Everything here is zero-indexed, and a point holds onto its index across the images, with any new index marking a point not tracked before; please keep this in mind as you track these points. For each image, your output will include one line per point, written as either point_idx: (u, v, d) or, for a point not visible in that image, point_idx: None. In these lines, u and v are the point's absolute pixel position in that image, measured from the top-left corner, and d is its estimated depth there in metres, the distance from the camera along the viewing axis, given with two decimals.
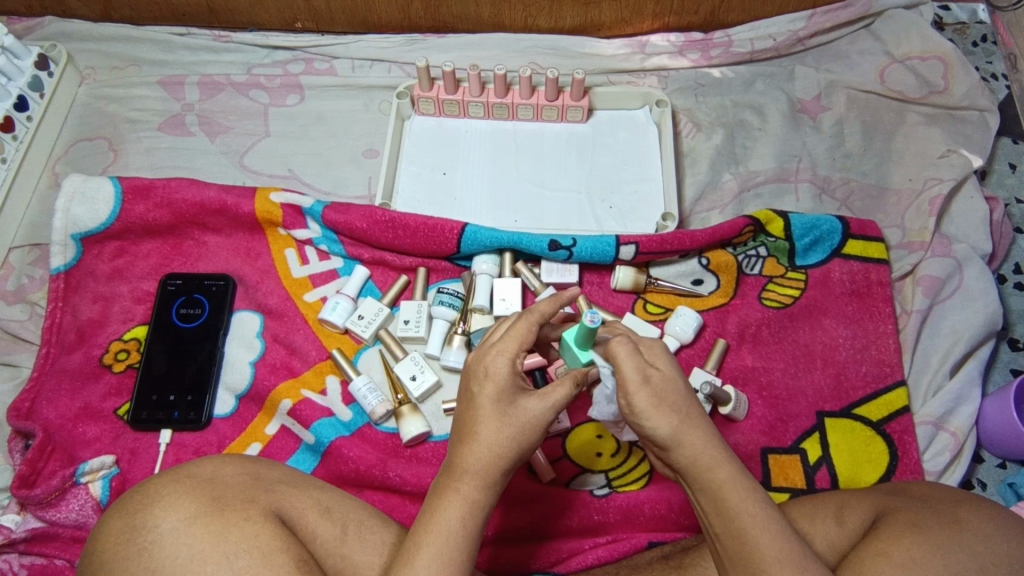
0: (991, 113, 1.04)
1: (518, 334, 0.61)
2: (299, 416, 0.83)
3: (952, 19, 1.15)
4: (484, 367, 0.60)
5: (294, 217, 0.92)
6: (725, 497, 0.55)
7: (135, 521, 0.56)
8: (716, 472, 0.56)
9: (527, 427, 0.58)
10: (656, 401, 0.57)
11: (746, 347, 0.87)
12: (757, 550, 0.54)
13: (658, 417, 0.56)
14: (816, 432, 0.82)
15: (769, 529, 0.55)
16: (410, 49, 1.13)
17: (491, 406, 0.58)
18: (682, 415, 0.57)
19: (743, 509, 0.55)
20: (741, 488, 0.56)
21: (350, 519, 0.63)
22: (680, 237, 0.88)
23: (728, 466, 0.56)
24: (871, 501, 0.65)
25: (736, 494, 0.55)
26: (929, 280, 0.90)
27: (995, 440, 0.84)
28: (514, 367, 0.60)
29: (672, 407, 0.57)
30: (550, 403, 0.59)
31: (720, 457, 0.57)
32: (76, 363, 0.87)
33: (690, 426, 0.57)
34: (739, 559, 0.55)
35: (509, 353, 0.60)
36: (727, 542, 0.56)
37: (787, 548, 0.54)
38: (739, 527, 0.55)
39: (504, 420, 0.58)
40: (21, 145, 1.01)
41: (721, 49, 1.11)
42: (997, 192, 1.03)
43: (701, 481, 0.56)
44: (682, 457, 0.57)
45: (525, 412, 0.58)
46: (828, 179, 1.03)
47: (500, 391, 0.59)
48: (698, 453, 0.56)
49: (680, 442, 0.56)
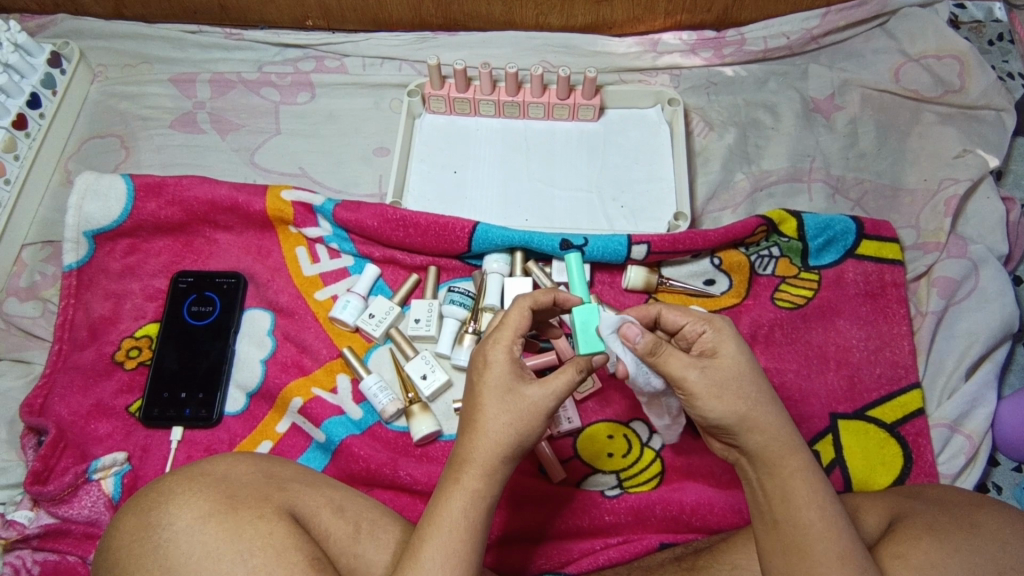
0: (1008, 113, 1.02)
1: (511, 322, 0.60)
2: (310, 414, 0.83)
3: (967, 17, 1.14)
4: (483, 357, 0.60)
5: (305, 216, 0.92)
6: (794, 484, 0.56)
7: (150, 520, 0.56)
8: (787, 459, 0.57)
9: (526, 414, 0.58)
10: (718, 391, 0.57)
11: (759, 347, 0.86)
12: (818, 543, 0.54)
13: (720, 405, 0.57)
14: (829, 434, 0.81)
15: (831, 521, 0.55)
16: (420, 47, 1.13)
17: (490, 393, 0.58)
18: (749, 402, 0.57)
19: (810, 499, 0.56)
20: (810, 479, 0.56)
21: (362, 517, 0.63)
22: (693, 237, 0.87)
23: (801, 455, 0.57)
24: (887, 503, 0.64)
25: (804, 483, 0.56)
26: (945, 282, 0.89)
27: (1011, 443, 0.84)
28: (511, 355, 0.60)
29: (735, 395, 0.57)
30: (551, 390, 0.58)
31: (792, 446, 0.57)
32: (88, 360, 0.87)
33: (759, 413, 0.57)
34: (793, 547, 0.55)
35: (505, 342, 0.60)
36: (785, 530, 0.56)
37: (846, 543, 0.55)
38: (803, 515, 0.55)
39: (503, 406, 0.58)
40: (34, 143, 1.02)
41: (733, 47, 1.11)
42: (1013, 192, 1.02)
43: (771, 466, 0.57)
44: (750, 441, 0.58)
45: (525, 399, 0.58)
46: (842, 178, 1.02)
47: (498, 378, 0.58)
48: (769, 439, 0.57)
49: (749, 428, 0.57)
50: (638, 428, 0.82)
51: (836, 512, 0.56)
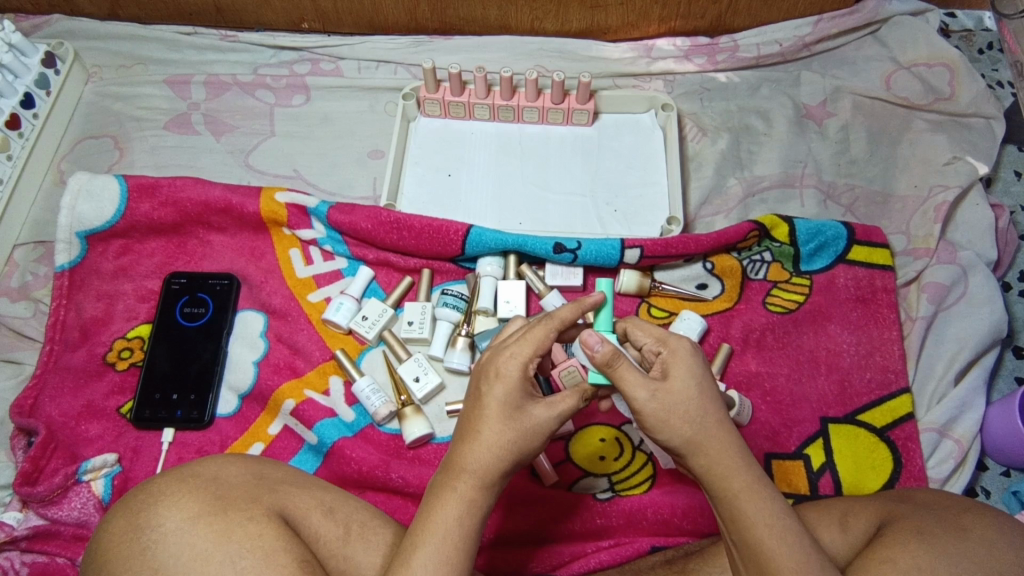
0: (997, 121, 1.04)
1: (534, 339, 0.59)
2: (302, 416, 0.83)
3: (957, 26, 1.15)
4: (495, 367, 0.59)
5: (299, 217, 0.91)
6: (740, 505, 0.56)
7: (139, 521, 0.56)
8: (732, 480, 0.56)
9: (531, 433, 0.58)
10: (666, 414, 0.57)
11: (750, 352, 0.87)
12: (770, 560, 0.54)
13: (669, 428, 0.57)
14: (819, 438, 0.82)
15: (783, 538, 0.54)
16: (416, 51, 1.13)
17: (498, 408, 0.58)
18: (695, 426, 0.57)
19: (758, 518, 0.55)
20: (757, 498, 0.56)
21: (352, 519, 0.63)
22: (685, 241, 0.88)
23: (747, 473, 0.57)
24: (876, 508, 0.64)
25: (751, 503, 0.56)
26: (934, 287, 0.90)
27: (999, 448, 0.84)
28: (525, 372, 0.59)
29: (683, 419, 0.57)
30: (557, 412, 0.59)
31: (736, 466, 0.57)
32: (79, 361, 0.87)
33: (706, 436, 0.57)
34: (751, 566, 0.55)
35: (523, 357, 0.59)
36: (741, 549, 0.56)
37: (799, 558, 0.54)
38: (751, 534, 0.55)
39: (508, 423, 0.57)
40: (27, 143, 1.02)
41: (727, 54, 1.11)
42: (1002, 199, 1.03)
43: (718, 489, 0.57)
44: (697, 465, 0.58)
45: (531, 418, 0.58)
46: (833, 185, 1.03)
47: (509, 394, 0.58)
48: (713, 462, 0.57)
49: (693, 451, 0.57)
50: (630, 431, 0.82)
51: (787, 527, 0.55)
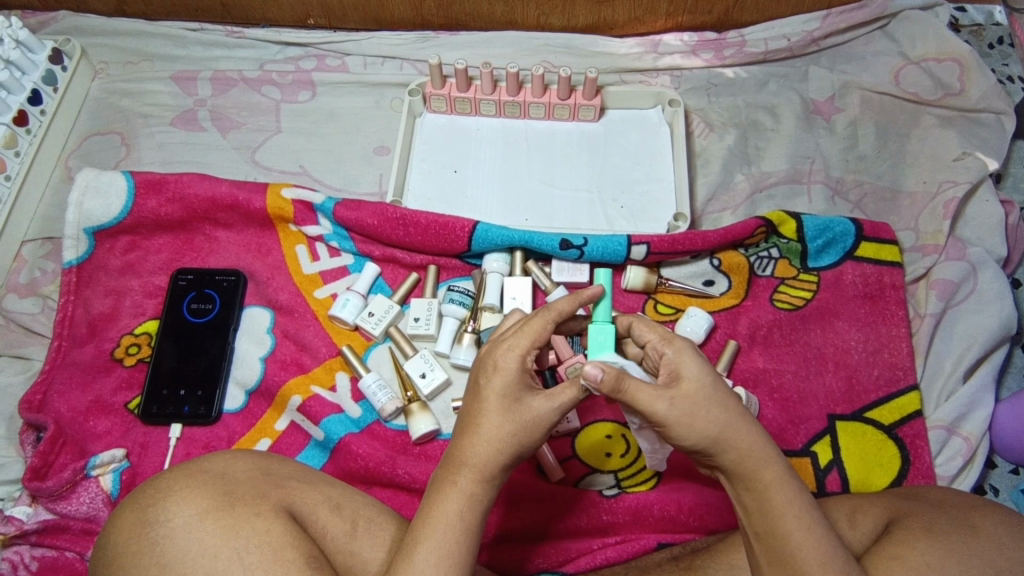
0: (1007, 116, 1.03)
1: (531, 330, 0.60)
2: (308, 412, 0.83)
3: (968, 20, 1.14)
4: (493, 360, 0.59)
5: (306, 213, 0.92)
6: (771, 497, 0.56)
7: (148, 516, 0.56)
8: (762, 473, 0.56)
9: (531, 425, 0.58)
10: (689, 417, 0.56)
11: (757, 348, 0.87)
12: (800, 552, 0.55)
13: (693, 432, 0.56)
14: (827, 435, 0.82)
15: (811, 529, 0.55)
16: (422, 46, 1.13)
17: (496, 400, 0.57)
18: (720, 424, 0.56)
19: (789, 510, 0.56)
20: (787, 489, 0.56)
21: (359, 515, 0.63)
22: (692, 237, 0.88)
23: (776, 465, 0.57)
24: (884, 505, 0.64)
25: (782, 494, 0.56)
26: (943, 284, 0.89)
27: (1008, 445, 0.84)
28: (523, 363, 0.59)
29: (707, 420, 0.56)
30: (556, 403, 0.58)
31: (766, 458, 0.57)
32: (87, 356, 0.88)
33: (733, 433, 0.56)
34: (779, 559, 0.56)
35: (520, 348, 0.59)
36: (769, 542, 0.56)
37: (827, 550, 0.55)
38: (781, 526, 0.55)
39: (507, 415, 0.57)
40: (35, 139, 1.02)
41: (734, 49, 1.11)
42: (1012, 196, 1.02)
43: (747, 482, 0.57)
44: (726, 460, 0.57)
45: (530, 410, 0.58)
46: (841, 181, 1.03)
47: (507, 386, 0.58)
48: (742, 457, 0.56)
49: (722, 448, 0.56)
50: None
51: (815, 518, 0.56)
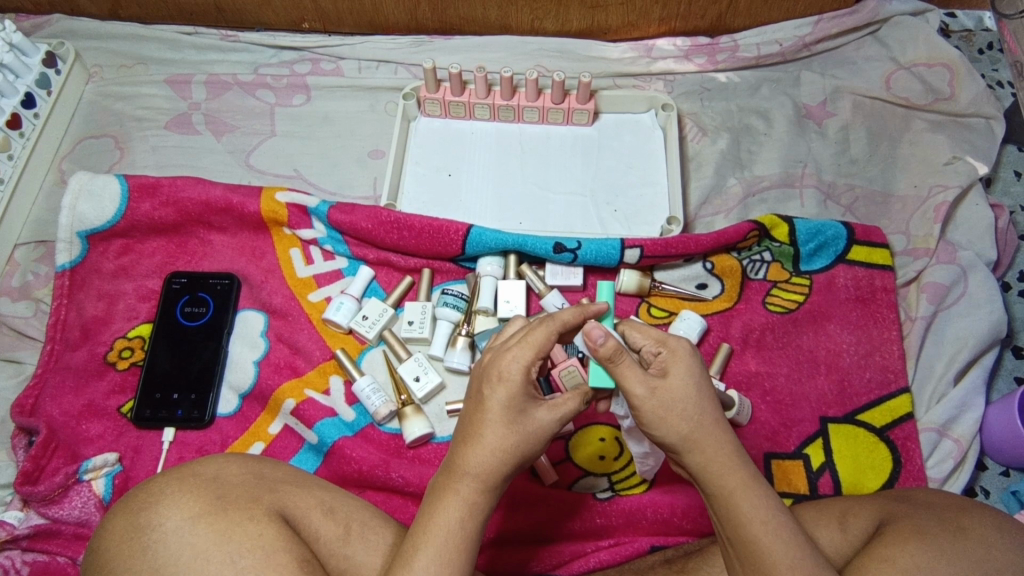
0: (997, 121, 1.04)
1: (536, 342, 0.59)
2: (302, 416, 0.83)
3: (957, 26, 1.15)
4: (498, 370, 0.58)
5: (300, 217, 0.92)
6: (736, 502, 0.56)
7: (139, 520, 0.56)
8: (728, 478, 0.56)
9: (534, 435, 0.58)
10: (664, 412, 0.57)
11: (750, 351, 0.87)
12: (764, 554, 0.54)
13: (666, 426, 0.57)
14: (819, 438, 0.82)
15: (778, 534, 0.55)
16: (416, 51, 1.13)
17: (501, 411, 0.57)
18: (693, 424, 0.57)
19: (754, 515, 0.55)
20: (752, 494, 0.56)
21: (353, 519, 0.63)
22: (685, 241, 0.88)
23: (742, 470, 0.57)
24: (875, 507, 0.64)
25: (747, 500, 0.56)
26: (934, 287, 0.90)
27: (998, 448, 0.84)
28: (528, 375, 0.58)
29: (681, 417, 0.57)
30: (559, 414, 0.59)
31: (732, 463, 0.57)
32: (79, 360, 0.87)
33: (703, 435, 0.57)
34: (749, 564, 0.55)
35: (526, 360, 0.58)
36: (738, 547, 0.56)
37: (795, 554, 0.54)
38: (747, 530, 0.55)
39: (512, 427, 0.57)
40: (28, 143, 1.02)
41: (727, 54, 1.12)
42: (1002, 200, 1.03)
43: (713, 486, 0.57)
44: (694, 462, 0.57)
45: (534, 421, 0.58)
46: (833, 185, 1.03)
47: (511, 397, 0.58)
48: (709, 460, 0.57)
49: (691, 448, 0.57)
50: None
51: (783, 523, 0.55)
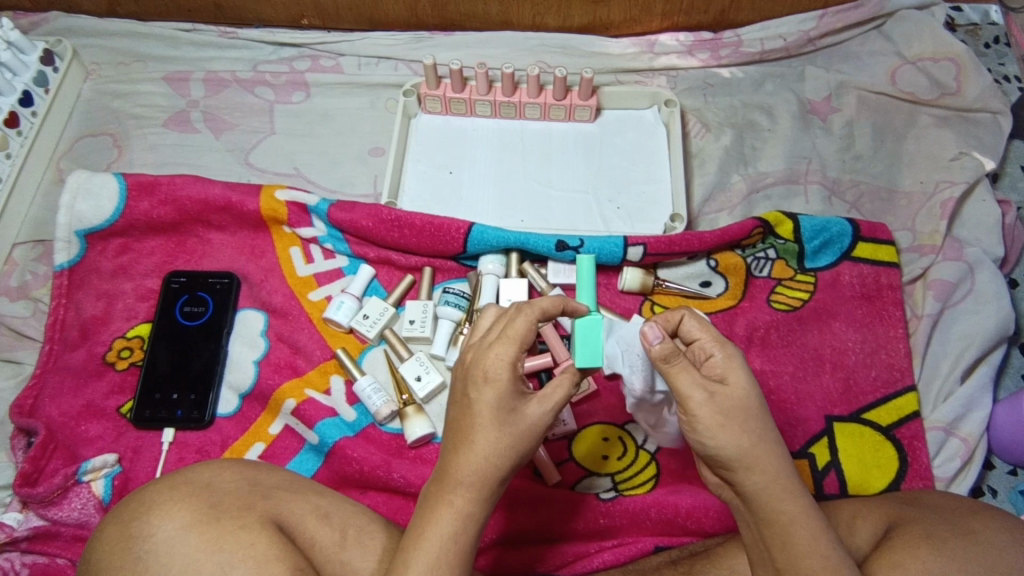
0: (1004, 116, 1.03)
1: (517, 335, 0.58)
2: (303, 416, 0.83)
3: (964, 20, 1.14)
4: (483, 370, 0.57)
5: (299, 215, 0.91)
6: (794, 531, 0.54)
7: (131, 531, 0.55)
8: (786, 506, 0.55)
9: (526, 433, 0.57)
10: (723, 419, 0.55)
11: (755, 350, 0.86)
12: None
13: (725, 436, 0.55)
14: (824, 437, 0.81)
15: (836, 570, 0.53)
16: (416, 47, 1.12)
17: (490, 414, 0.57)
18: (753, 437, 0.55)
19: (812, 547, 0.54)
20: (812, 526, 0.54)
21: (349, 524, 0.62)
22: (689, 238, 0.87)
23: (801, 498, 0.55)
24: (883, 511, 0.64)
25: (805, 530, 0.54)
26: (940, 284, 0.89)
27: (1005, 446, 0.84)
28: (514, 371, 0.58)
29: (741, 428, 0.55)
30: (549, 406, 0.58)
31: (792, 491, 0.55)
32: (78, 360, 0.87)
33: (762, 452, 0.55)
34: None
35: (511, 356, 0.57)
36: None
37: None
38: (804, 562, 0.53)
39: (503, 429, 0.56)
40: (26, 141, 1.01)
41: (730, 49, 1.10)
42: (1009, 195, 1.02)
43: (769, 513, 0.55)
44: (750, 483, 0.55)
45: (524, 419, 0.57)
46: (838, 180, 1.02)
47: (499, 397, 0.57)
48: (768, 482, 0.55)
49: (748, 466, 0.55)
50: (633, 431, 0.82)
51: (841, 559, 0.54)
